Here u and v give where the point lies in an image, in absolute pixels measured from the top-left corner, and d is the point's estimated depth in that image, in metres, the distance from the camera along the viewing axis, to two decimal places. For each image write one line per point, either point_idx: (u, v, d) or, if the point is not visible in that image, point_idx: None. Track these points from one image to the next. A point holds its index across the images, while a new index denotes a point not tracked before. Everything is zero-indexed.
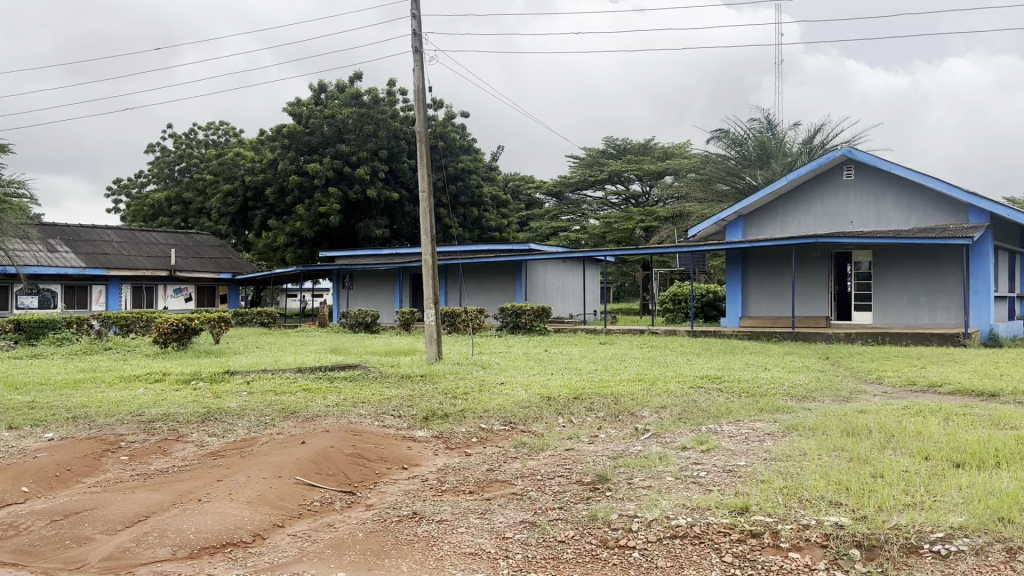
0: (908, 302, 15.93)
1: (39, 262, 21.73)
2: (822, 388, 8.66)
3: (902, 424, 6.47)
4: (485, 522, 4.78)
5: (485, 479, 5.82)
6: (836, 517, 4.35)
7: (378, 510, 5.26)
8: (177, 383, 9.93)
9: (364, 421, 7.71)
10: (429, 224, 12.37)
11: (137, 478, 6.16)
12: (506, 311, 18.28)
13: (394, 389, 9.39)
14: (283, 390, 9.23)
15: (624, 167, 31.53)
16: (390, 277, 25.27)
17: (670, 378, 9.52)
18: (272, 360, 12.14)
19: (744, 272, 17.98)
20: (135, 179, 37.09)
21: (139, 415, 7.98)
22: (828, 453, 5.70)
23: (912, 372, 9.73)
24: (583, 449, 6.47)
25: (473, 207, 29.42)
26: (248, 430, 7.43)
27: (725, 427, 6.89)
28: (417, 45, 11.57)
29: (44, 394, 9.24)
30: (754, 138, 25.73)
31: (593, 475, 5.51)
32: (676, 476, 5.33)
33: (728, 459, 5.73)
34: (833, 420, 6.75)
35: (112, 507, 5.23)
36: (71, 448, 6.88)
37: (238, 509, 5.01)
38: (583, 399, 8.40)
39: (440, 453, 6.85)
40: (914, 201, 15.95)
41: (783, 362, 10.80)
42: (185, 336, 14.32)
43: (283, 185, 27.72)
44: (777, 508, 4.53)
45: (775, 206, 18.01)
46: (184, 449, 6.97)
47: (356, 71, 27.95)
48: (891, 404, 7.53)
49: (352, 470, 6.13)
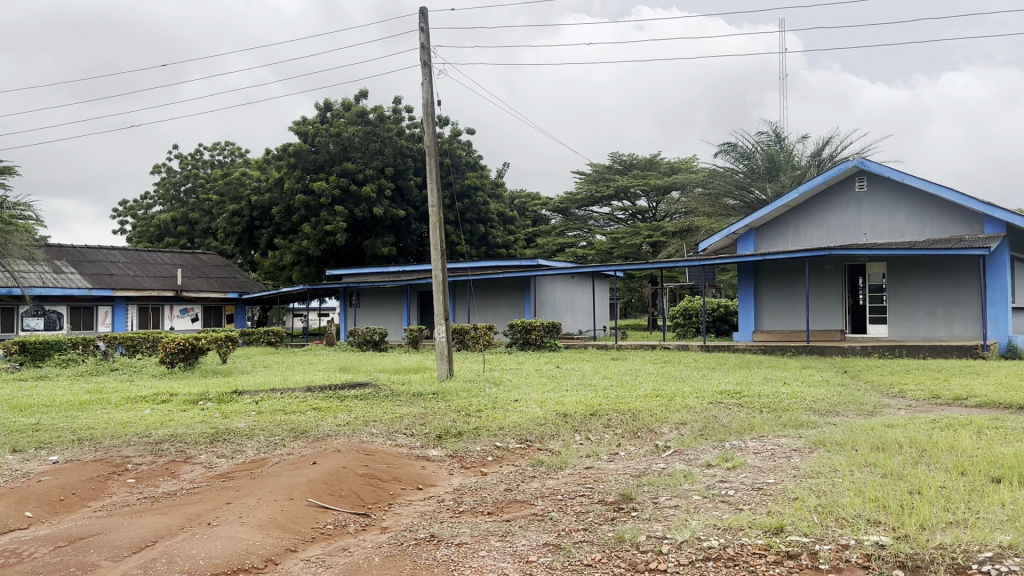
0: (924, 315, 15.70)
1: (45, 283, 21.68)
2: (845, 403, 8.43)
3: (933, 438, 6.26)
4: (507, 545, 4.58)
5: (503, 500, 5.62)
6: (876, 536, 4.13)
7: (394, 533, 5.06)
8: (185, 404, 9.77)
9: (377, 440, 7.52)
10: (439, 239, 12.18)
11: (144, 501, 5.99)
12: (516, 328, 18.10)
13: (405, 407, 9.21)
14: (293, 409, 9.07)
15: (631, 183, 31.41)
16: (397, 295, 25.13)
17: (687, 393, 9.30)
18: (281, 379, 11.98)
19: (756, 285, 17.78)
20: (141, 201, 37.22)
21: (146, 437, 7.81)
22: (860, 469, 5.49)
23: (934, 385, 9.48)
24: (603, 467, 6.27)
25: (479, 224, 29.37)
26: (258, 450, 7.26)
27: (750, 443, 6.68)
28: (426, 59, 11.53)
29: (50, 416, 9.10)
30: (763, 151, 25.63)
31: (616, 495, 5.31)
32: (703, 495, 5.13)
33: (756, 476, 5.53)
34: (860, 435, 6.52)
35: (118, 532, 5.05)
36: (77, 470, 6.71)
37: (248, 533, 4.82)
38: (599, 416, 8.20)
39: (455, 473, 6.65)
40: (928, 212, 15.79)
41: (802, 376, 10.57)
42: (192, 355, 14.19)
43: (289, 204, 27.77)
44: (814, 528, 4.32)
45: (786, 219, 17.86)
46: (193, 471, 6.79)
47: (362, 89, 28.03)
48: (918, 418, 7.28)
49: (366, 491, 5.94)
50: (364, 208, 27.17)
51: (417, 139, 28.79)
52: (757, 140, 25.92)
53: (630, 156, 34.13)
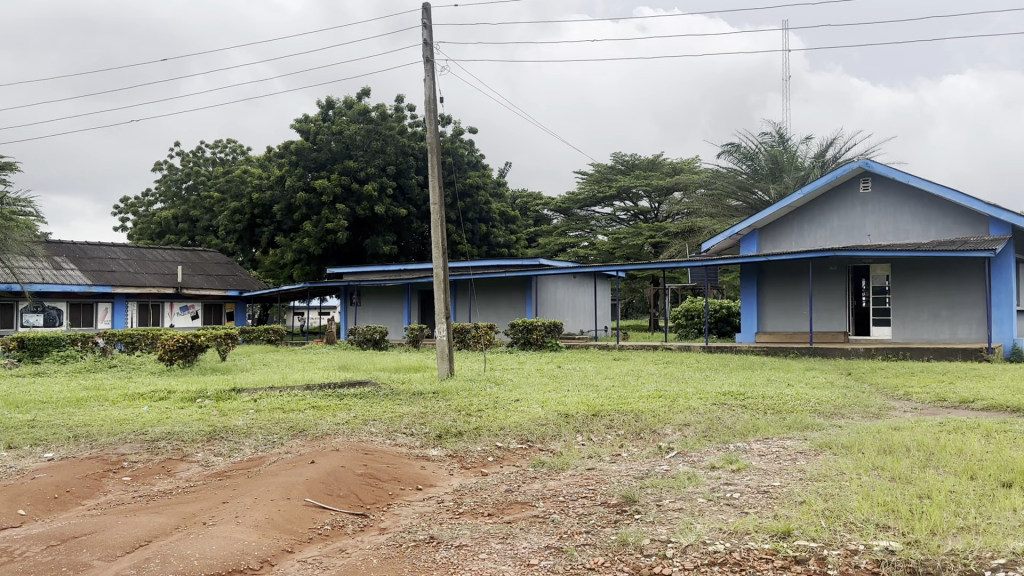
0: (928, 317, 15.58)
1: (44, 279, 21.61)
2: (850, 405, 8.32)
3: (941, 441, 6.16)
4: (507, 548, 4.49)
5: (504, 501, 5.52)
6: (886, 542, 4.04)
7: (393, 534, 4.97)
8: (183, 401, 9.67)
9: (375, 439, 7.43)
10: (440, 236, 12.07)
11: (139, 499, 5.90)
12: (517, 327, 18.01)
13: (405, 406, 9.12)
14: (291, 408, 8.97)
15: (633, 183, 31.31)
16: (398, 293, 25.05)
17: (691, 395, 9.18)
18: (280, 377, 11.91)
19: (759, 286, 17.68)
20: (142, 198, 37.19)
21: (143, 434, 7.72)
22: (867, 472, 5.39)
23: (941, 387, 9.37)
24: (606, 468, 6.18)
25: (480, 223, 29.27)
26: (255, 449, 7.17)
27: (754, 445, 6.58)
28: (429, 56, 11.44)
29: (47, 413, 9.01)
30: (766, 152, 25.53)
31: (619, 497, 5.21)
32: (707, 498, 5.03)
33: (761, 479, 5.43)
34: (867, 438, 6.43)
35: (111, 532, 4.96)
36: (71, 468, 6.62)
37: (244, 533, 4.73)
38: (601, 417, 8.10)
39: (455, 473, 6.56)
40: (933, 214, 15.69)
41: (806, 378, 10.48)
42: (191, 353, 14.11)
43: (290, 202, 27.72)
44: (822, 533, 4.22)
45: (790, 220, 17.74)
46: (189, 469, 6.70)
47: (364, 87, 27.94)
48: (925, 421, 7.18)
49: (364, 491, 5.85)
50: (366, 207, 27.11)
51: (418, 138, 28.72)
52: (760, 140, 25.82)
53: (631, 156, 34.04)
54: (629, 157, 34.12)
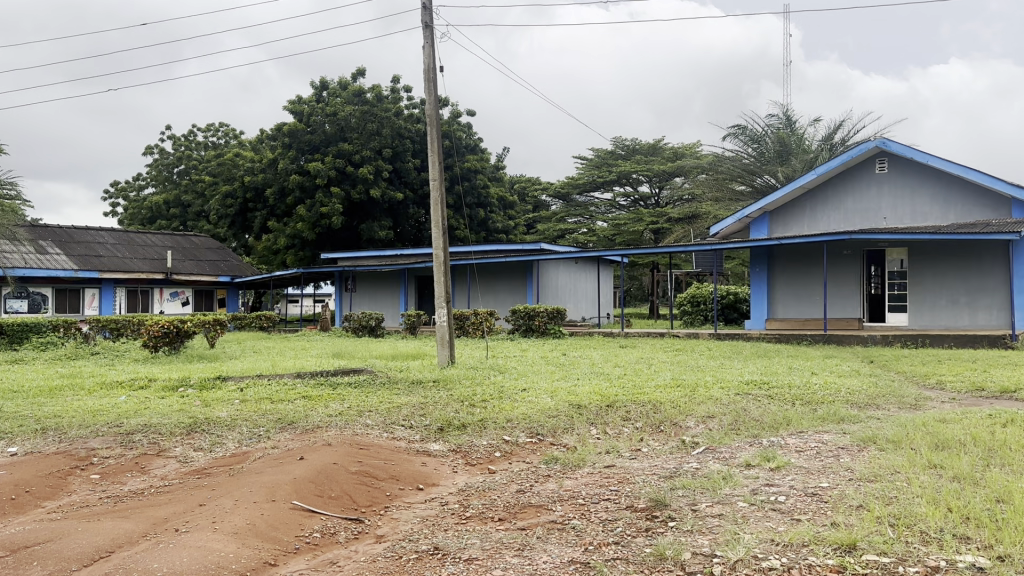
0: (947, 303, 15.09)
1: (28, 264, 20.79)
2: (884, 395, 7.74)
3: (999, 436, 5.53)
4: (525, 562, 3.86)
5: (516, 504, 4.90)
6: (973, 557, 3.44)
7: (392, 543, 4.35)
8: (163, 391, 9.02)
9: (372, 433, 6.80)
10: (440, 216, 11.36)
11: (105, 501, 5.25)
12: (518, 313, 17.38)
13: (403, 395, 8.51)
14: (280, 398, 8.34)
15: (634, 167, 30.49)
16: (395, 279, 24.39)
17: (711, 384, 8.58)
18: (269, 365, 11.24)
19: (770, 271, 17.06)
20: (133, 182, 36.41)
21: (117, 427, 7.07)
22: (925, 471, 4.80)
23: (976, 376, 8.78)
24: (626, 466, 5.58)
25: (479, 208, 28.56)
26: (239, 443, 6.53)
27: (790, 440, 5.96)
28: (429, 22, 10.72)
29: (16, 403, 8.36)
30: (773, 135, 24.92)
31: (647, 500, 4.59)
32: (749, 502, 4.42)
33: (807, 480, 4.82)
34: (914, 432, 5.82)
35: (69, 541, 4.31)
36: (33, 465, 5.96)
37: (222, 543, 4.10)
38: (617, 408, 7.49)
39: (459, 470, 5.95)
40: (953, 195, 15.11)
41: (829, 366, 9.86)
42: (177, 339, 13.45)
43: (283, 185, 26.89)
44: (894, 545, 3.62)
45: (803, 202, 17.10)
46: (165, 466, 6.06)
47: (359, 67, 27.08)
48: (972, 412, 6.62)
49: (359, 492, 5.23)
50: (361, 190, 26.32)
51: (415, 119, 27.91)
52: (767, 124, 25.18)
53: (632, 141, 33.34)
54: (629, 142, 33.33)
